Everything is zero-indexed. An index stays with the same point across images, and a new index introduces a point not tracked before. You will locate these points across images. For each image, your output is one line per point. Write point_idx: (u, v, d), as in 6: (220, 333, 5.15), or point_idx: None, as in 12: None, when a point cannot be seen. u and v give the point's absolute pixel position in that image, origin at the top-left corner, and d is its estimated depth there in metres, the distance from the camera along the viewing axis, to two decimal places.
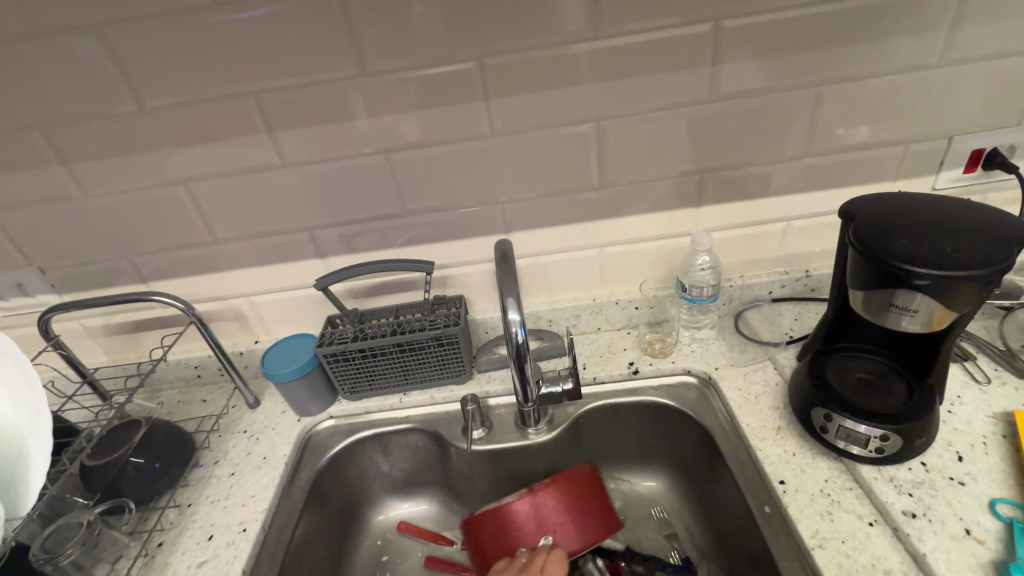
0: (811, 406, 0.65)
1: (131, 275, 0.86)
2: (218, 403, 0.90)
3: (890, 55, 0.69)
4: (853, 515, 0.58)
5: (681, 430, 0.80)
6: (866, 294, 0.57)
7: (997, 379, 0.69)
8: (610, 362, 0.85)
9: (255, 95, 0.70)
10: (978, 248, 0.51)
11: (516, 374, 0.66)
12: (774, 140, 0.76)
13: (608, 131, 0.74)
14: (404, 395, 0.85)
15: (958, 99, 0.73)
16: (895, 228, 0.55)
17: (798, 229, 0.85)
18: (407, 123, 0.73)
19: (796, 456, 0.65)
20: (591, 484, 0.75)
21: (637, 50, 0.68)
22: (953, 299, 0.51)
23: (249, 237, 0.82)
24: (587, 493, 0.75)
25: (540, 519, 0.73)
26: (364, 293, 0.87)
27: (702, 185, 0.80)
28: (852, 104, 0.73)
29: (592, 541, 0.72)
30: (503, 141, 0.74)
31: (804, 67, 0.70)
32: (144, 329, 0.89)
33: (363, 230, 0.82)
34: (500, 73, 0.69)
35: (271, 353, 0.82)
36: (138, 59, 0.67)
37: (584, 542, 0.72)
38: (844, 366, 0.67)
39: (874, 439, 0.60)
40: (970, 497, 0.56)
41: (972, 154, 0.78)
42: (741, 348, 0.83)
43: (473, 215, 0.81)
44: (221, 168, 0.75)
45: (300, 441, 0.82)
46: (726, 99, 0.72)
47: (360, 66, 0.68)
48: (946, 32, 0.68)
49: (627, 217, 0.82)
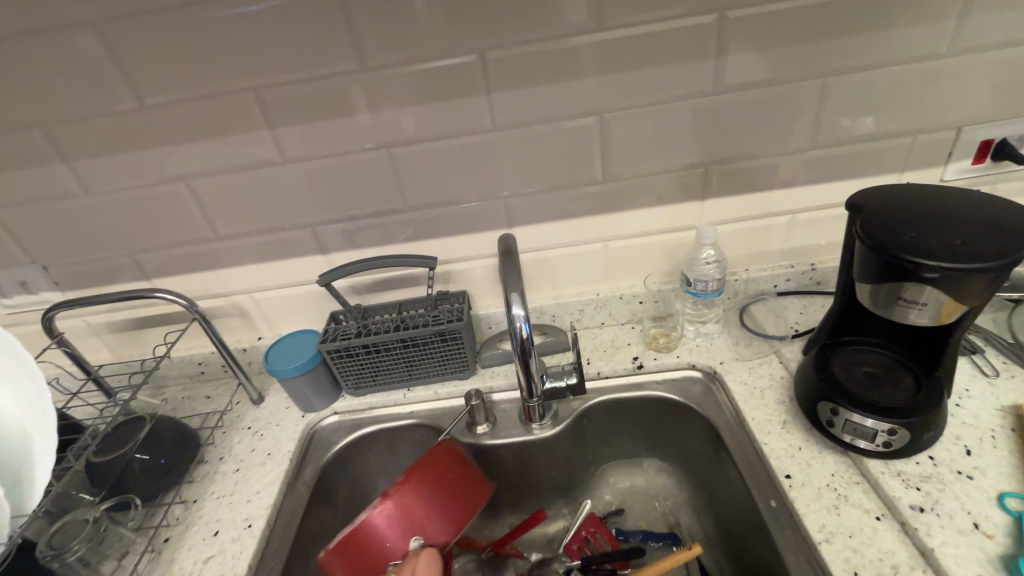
0: (817, 400, 0.64)
1: (133, 272, 0.86)
2: (222, 399, 0.90)
3: (898, 45, 0.68)
4: (860, 510, 0.58)
5: (685, 424, 0.80)
6: (873, 287, 0.56)
7: (1005, 371, 0.68)
8: (614, 357, 0.85)
9: (255, 91, 0.69)
10: (988, 240, 0.50)
11: (521, 369, 0.65)
12: (780, 132, 0.75)
13: (611, 124, 0.74)
14: (408, 391, 0.85)
15: (967, 89, 0.72)
16: (903, 220, 0.54)
17: (803, 221, 0.84)
18: (408, 117, 0.72)
19: (802, 450, 0.65)
20: (450, 463, 0.70)
21: (641, 42, 0.67)
22: (962, 291, 0.51)
23: (251, 233, 0.82)
24: (450, 472, 0.69)
25: (400, 523, 0.64)
26: (367, 289, 0.87)
27: (706, 178, 0.79)
28: (859, 96, 0.72)
29: (457, 528, 0.67)
30: (505, 135, 0.74)
31: (810, 58, 0.69)
32: (148, 326, 0.90)
33: (366, 225, 0.82)
34: (502, 66, 0.68)
35: (275, 349, 0.82)
36: (139, 55, 0.66)
37: (449, 532, 0.66)
38: (850, 360, 0.67)
39: (881, 433, 0.59)
40: (978, 491, 0.56)
41: (981, 145, 0.77)
42: (746, 341, 0.82)
43: (475, 210, 0.81)
44: (222, 165, 0.75)
45: (304, 437, 0.82)
46: (731, 90, 0.71)
47: (360, 60, 0.67)
48: (955, 21, 0.67)
49: (630, 211, 0.82)
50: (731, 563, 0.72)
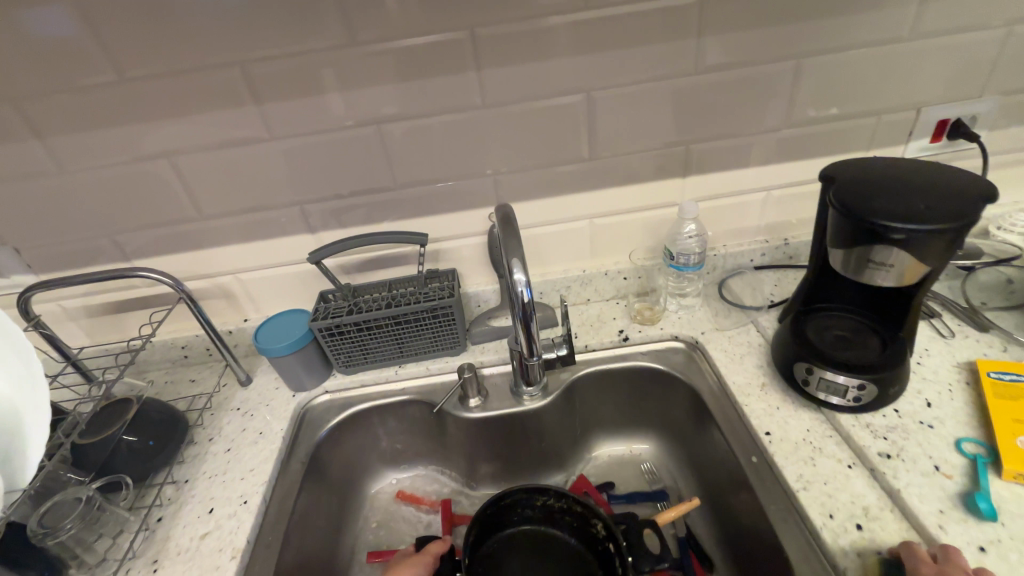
0: (793, 362, 0.69)
1: (112, 254, 0.83)
2: (208, 382, 0.89)
3: (863, 29, 0.73)
4: (834, 459, 0.62)
5: (670, 392, 0.83)
6: (845, 252, 0.61)
7: (960, 332, 0.74)
8: (600, 330, 0.88)
9: (240, 66, 0.68)
10: (948, 205, 0.54)
11: (522, 334, 0.66)
12: (756, 111, 0.79)
13: (597, 102, 0.76)
14: (400, 368, 0.86)
15: (924, 72, 0.77)
16: (872, 189, 0.58)
17: (777, 198, 0.88)
18: (398, 94, 0.72)
19: (780, 409, 0.69)
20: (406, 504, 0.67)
21: (625, 21, 0.70)
22: (925, 252, 0.55)
23: (236, 212, 0.81)
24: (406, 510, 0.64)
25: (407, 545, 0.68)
26: (356, 268, 0.87)
27: (687, 156, 0.82)
28: (828, 77, 0.76)
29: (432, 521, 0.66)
30: (493, 112, 0.75)
31: (783, 40, 0.73)
32: (128, 310, 0.87)
33: (354, 203, 0.82)
34: (491, 43, 0.69)
35: (264, 329, 0.81)
36: (119, 26, 0.64)
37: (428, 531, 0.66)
38: (822, 324, 0.72)
39: (852, 388, 0.64)
40: (938, 438, 0.61)
41: (938, 124, 0.82)
42: (725, 313, 0.86)
43: (464, 188, 0.82)
44: (206, 141, 0.74)
45: (295, 415, 0.82)
46: (711, 70, 0.74)
47: (349, 35, 0.67)
48: (915, 7, 0.71)
49: (615, 188, 0.84)
50: (714, 520, 0.76)
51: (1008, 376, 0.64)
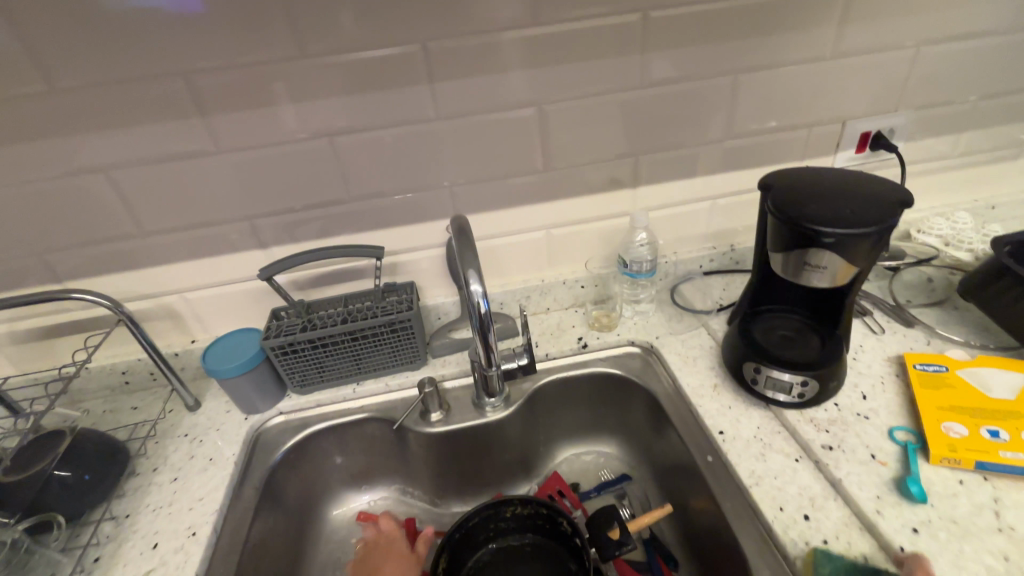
0: (742, 362, 0.72)
1: (41, 275, 0.78)
2: (152, 409, 0.84)
3: (793, 47, 0.78)
4: (782, 454, 0.65)
5: (630, 398, 0.85)
6: (784, 256, 0.65)
7: (889, 328, 0.79)
8: (560, 339, 0.89)
9: (183, 76, 0.66)
10: (872, 210, 0.59)
11: (481, 344, 0.65)
12: (699, 124, 0.83)
13: (550, 115, 0.78)
14: (358, 384, 0.84)
15: (848, 88, 0.83)
16: (805, 196, 0.62)
17: (723, 206, 0.93)
18: (350, 106, 0.72)
19: (732, 408, 0.72)
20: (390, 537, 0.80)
21: (573, 38, 0.72)
22: (854, 255, 0.59)
23: (180, 229, 0.77)
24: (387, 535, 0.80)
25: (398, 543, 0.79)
26: (311, 284, 0.85)
27: (637, 167, 0.85)
28: (762, 92, 0.81)
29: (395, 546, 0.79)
30: (449, 125, 0.76)
31: (721, 57, 0.77)
32: (60, 335, 0.81)
33: (306, 218, 0.80)
34: (444, 57, 0.70)
35: (212, 349, 0.78)
36: (48, 33, 0.61)
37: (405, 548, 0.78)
38: (767, 325, 0.75)
39: (796, 385, 0.68)
40: (874, 428, 0.65)
41: (861, 136, 0.89)
42: (678, 317, 0.89)
43: (421, 201, 0.82)
44: (147, 155, 0.71)
45: (248, 439, 0.79)
46: (656, 85, 0.78)
47: (299, 47, 0.66)
48: (837, 29, 0.77)
49: (570, 199, 0.86)
50: (674, 520, 0.78)
51: (932, 368, 0.69)
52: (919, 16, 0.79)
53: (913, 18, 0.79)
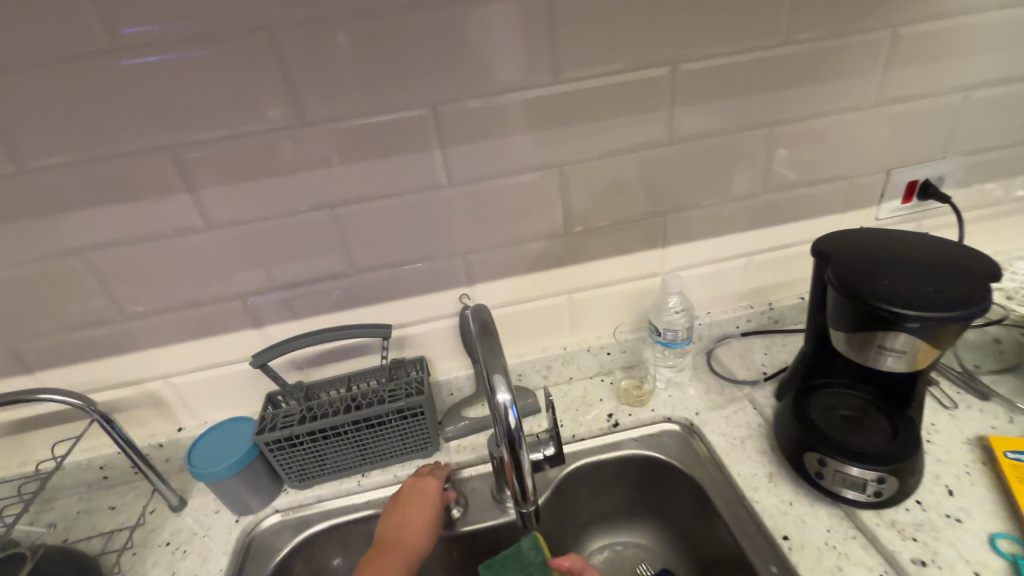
0: (802, 452, 0.63)
1: (12, 365, 0.70)
2: (132, 509, 0.75)
3: (832, 95, 0.72)
4: (864, 569, 0.56)
5: (669, 484, 0.76)
6: (849, 334, 0.57)
7: (962, 402, 0.70)
8: (587, 416, 0.80)
9: (170, 150, 0.60)
10: (955, 286, 0.51)
11: (506, 465, 0.51)
12: (732, 178, 0.76)
13: (571, 176, 0.71)
14: (363, 476, 0.75)
15: (893, 135, 0.77)
16: (872, 267, 0.55)
17: (759, 263, 0.85)
18: (353, 175, 0.65)
19: (793, 506, 0.63)
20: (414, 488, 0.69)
21: (597, 94, 0.66)
22: (937, 337, 0.51)
23: (168, 310, 0.70)
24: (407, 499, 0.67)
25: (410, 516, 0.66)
26: (310, 363, 0.77)
27: (666, 226, 0.78)
28: (800, 144, 0.75)
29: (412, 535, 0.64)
30: (462, 190, 0.69)
31: (756, 109, 0.71)
32: (31, 429, 0.73)
33: (307, 293, 0.72)
34: (456, 119, 0.64)
35: (197, 448, 0.69)
36: (22, 111, 0.55)
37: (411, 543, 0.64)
38: (826, 405, 0.66)
39: (870, 482, 0.59)
40: (970, 535, 0.56)
41: (907, 186, 0.82)
42: (718, 389, 0.80)
43: (431, 270, 0.74)
44: (131, 234, 0.64)
45: (240, 547, 0.70)
46: (686, 140, 0.71)
47: (297, 114, 0.60)
48: (880, 76, 0.71)
49: (593, 262, 0.79)
50: None
51: None
52: (969, 59, 0.73)
53: (963, 62, 0.73)
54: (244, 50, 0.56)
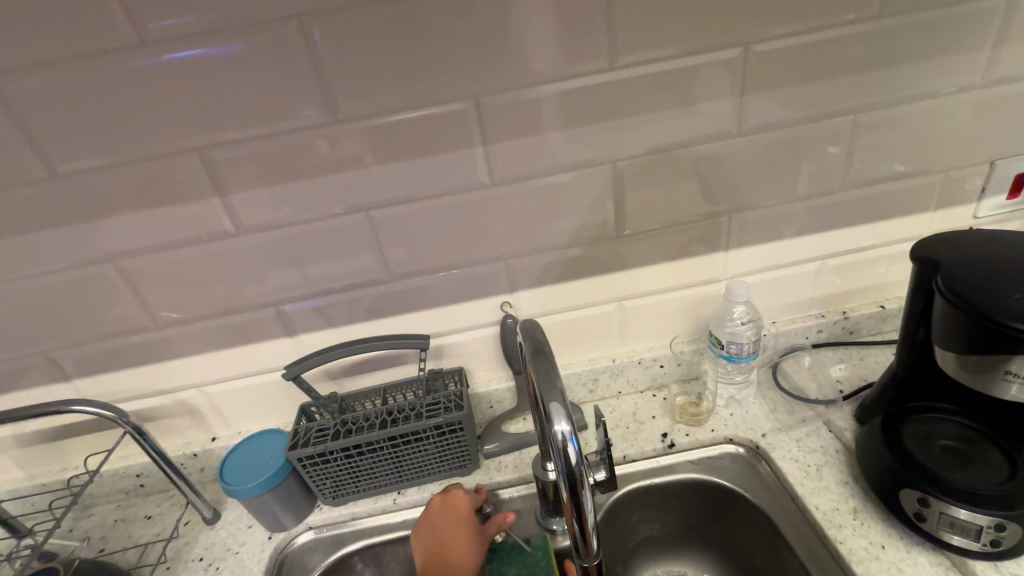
0: (898, 488, 0.55)
1: (50, 374, 0.69)
2: (166, 520, 0.73)
3: (930, 76, 0.62)
4: None
5: (732, 513, 0.69)
6: (963, 355, 0.48)
7: None
8: (639, 435, 0.73)
9: (198, 152, 0.57)
10: None
11: (569, 508, 0.45)
12: (808, 173, 0.68)
13: (625, 173, 0.64)
14: (400, 493, 0.71)
15: (1002, 121, 0.66)
16: (996, 277, 0.46)
17: (833, 268, 0.76)
18: (389, 175, 0.61)
19: (886, 549, 0.55)
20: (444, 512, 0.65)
21: (656, 82, 0.59)
22: None
23: (200, 318, 0.67)
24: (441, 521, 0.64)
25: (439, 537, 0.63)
26: (344, 373, 0.73)
27: (729, 227, 0.70)
28: (889, 133, 0.66)
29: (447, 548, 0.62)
30: (505, 190, 0.63)
31: (839, 94, 0.62)
32: (69, 437, 0.72)
33: (341, 299, 0.68)
34: (500, 113, 0.58)
35: (229, 463, 0.66)
36: (50, 114, 0.53)
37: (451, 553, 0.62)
38: (922, 432, 0.58)
39: (987, 529, 0.50)
40: None
41: (1016, 179, 0.71)
42: (786, 407, 0.72)
43: (471, 276, 0.69)
44: (161, 240, 0.62)
45: (272, 565, 0.67)
46: (756, 131, 0.64)
47: (330, 111, 0.56)
48: (988, 52, 0.62)
49: (647, 268, 0.72)
50: None
51: None
52: None
53: None
54: (274, 43, 0.52)
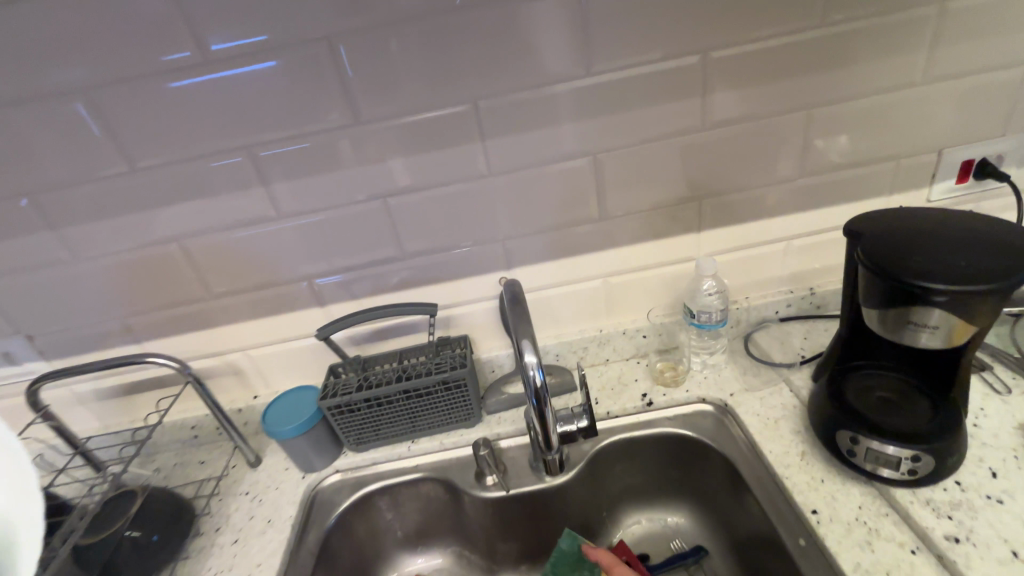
0: (835, 429, 0.64)
1: (124, 337, 0.83)
2: (217, 464, 0.86)
3: (875, 75, 0.71)
4: (894, 544, 0.56)
5: (703, 461, 0.78)
6: (882, 312, 0.57)
7: (1017, 387, 0.68)
8: (622, 395, 0.83)
9: (247, 149, 0.69)
10: (992, 261, 0.50)
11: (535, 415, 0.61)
12: (770, 162, 0.77)
13: (605, 164, 0.74)
14: (413, 443, 0.83)
15: (945, 113, 0.74)
16: (906, 244, 0.55)
17: (799, 247, 0.84)
18: (404, 165, 0.72)
19: (825, 483, 0.63)
20: None
21: (629, 85, 0.69)
22: (972, 313, 0.51)
23: (246, 290, 0.80)
24: None
25: None
26: (366, 339, 0.85)
27: (701, 210, 0.80)
28: (842, 125, 0.74)
29: None
30: (502, 179, 0.74)
31: (793, 93, 0.71)
32: (137, 392, 0.86)
33: (363, 275, 0.80)
34: (495, 114, 0.69)
35: (270, 411, 0.79)
36: (130, 120, 0.66)
37: None
38: (863, 385, 0.66)
39: (904, 460, 0.58)
40: (1011, 516, 0.55)
41: (963, 165, 0.79)
42: (754, 371, 0.81)
43: (473, 254, 0.80)
44: (215, 223, 0.74)
45: (306, 499, 0.79)
46: (720, 125, 0.73)
47: (354, 114, 0.68)
48: (926, 52, 0.70)
49: (628, 248, 0.82)
50: None
51: None
52: None
53: (1020, 34, 0.70)
54: (308, 59, 0.64)
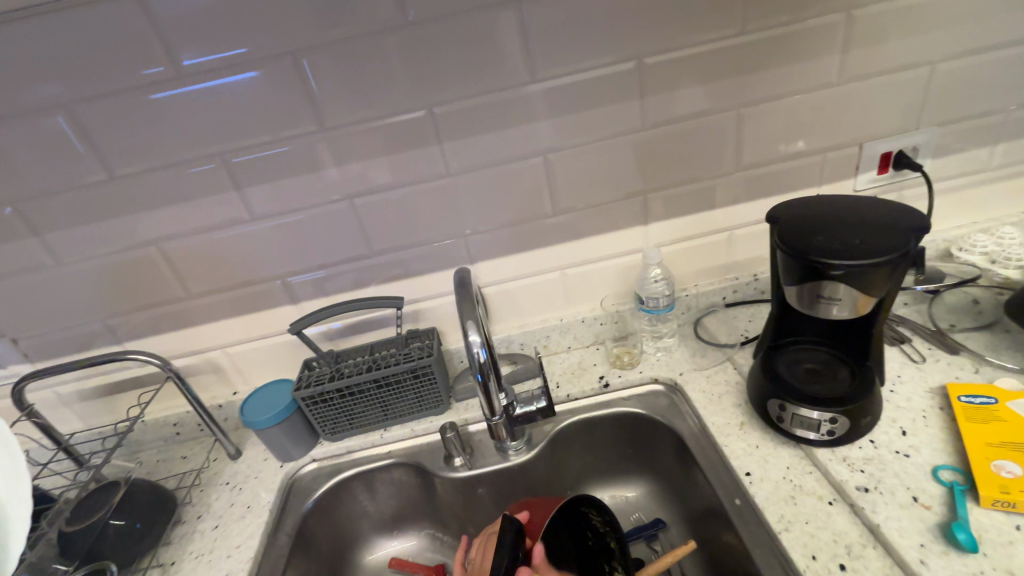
0: (766, 399, 0.70)
1: (106, 338, 0.87)
2: (199, 458, 0.90)
3: (795, 77, 0.78)
4: (814, 497, 0.62)
5: (655, 437, 0.84)
6: (798, 289, 0.63)
7: (931, 356, 0.75)
8: (581, 378, 0.89)
9: (221, 155, 0.74)
10: (884, 238, 0.57)
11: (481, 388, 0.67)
12: (706, 158, 0.83)
13: (555, 163, 0.81)
14: (385, 430, 0.87)
15: (862, 110, 0.82)
16: (815, 227, 0.61)
17: (740, 237, 0.91)
18: (368, 168, 0.77)
19: (759, 448, 0.69)
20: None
21: (572, 89, 0.75)
22: (869, 285, 0.58)
23: (223, 290, 0.84)
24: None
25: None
26: (339, 334, 0.90)
27: (647, 204, 0.86)
28: (770, 123, 0.81)
29: None
30: (460, 179, 0.80)
31: (723, 94, 0.78)
32: (119, 391, 0.90)
33: (334, 272, 0.85)
34: (451, 118, 0.75)
35: (249, 403, 0.83)
36: (109, 131, 0.71)
37: None
38: (793, 359, 0.72)
39: (824, 422, 0.65)
40: (914, 467, 0.61)
41: (883, 157, 0.86)
42: (701, 352, 0.87)
43: (437, 250, 0.86)
44: (192, 227, 0.79)
45: (284, 486, 0.83)
46: (658, 125, 0.79)
47: (319, 121, 0.73)
48: (841, 55, 0.77)
49: (581, 240, 0.88)
50: (703, 564, 0.75)
51: (978, 400, 0.65)
52: (930, 35, 0.77)
53: (924, 37, 0.77)
54: (275, 71, 0.69)
